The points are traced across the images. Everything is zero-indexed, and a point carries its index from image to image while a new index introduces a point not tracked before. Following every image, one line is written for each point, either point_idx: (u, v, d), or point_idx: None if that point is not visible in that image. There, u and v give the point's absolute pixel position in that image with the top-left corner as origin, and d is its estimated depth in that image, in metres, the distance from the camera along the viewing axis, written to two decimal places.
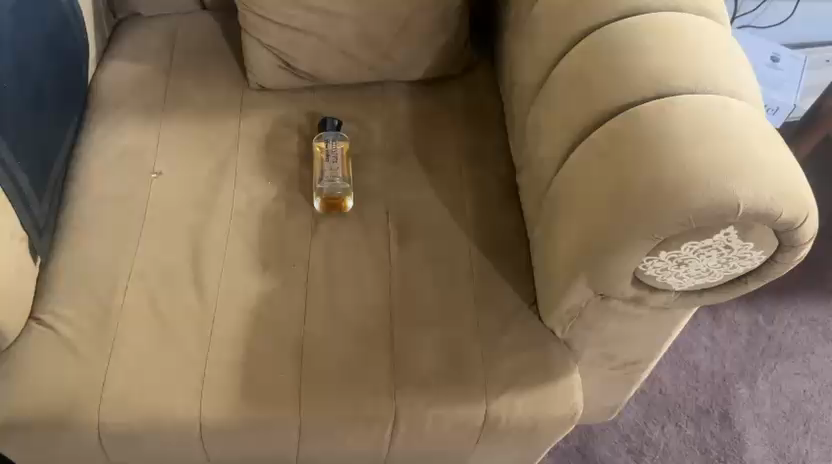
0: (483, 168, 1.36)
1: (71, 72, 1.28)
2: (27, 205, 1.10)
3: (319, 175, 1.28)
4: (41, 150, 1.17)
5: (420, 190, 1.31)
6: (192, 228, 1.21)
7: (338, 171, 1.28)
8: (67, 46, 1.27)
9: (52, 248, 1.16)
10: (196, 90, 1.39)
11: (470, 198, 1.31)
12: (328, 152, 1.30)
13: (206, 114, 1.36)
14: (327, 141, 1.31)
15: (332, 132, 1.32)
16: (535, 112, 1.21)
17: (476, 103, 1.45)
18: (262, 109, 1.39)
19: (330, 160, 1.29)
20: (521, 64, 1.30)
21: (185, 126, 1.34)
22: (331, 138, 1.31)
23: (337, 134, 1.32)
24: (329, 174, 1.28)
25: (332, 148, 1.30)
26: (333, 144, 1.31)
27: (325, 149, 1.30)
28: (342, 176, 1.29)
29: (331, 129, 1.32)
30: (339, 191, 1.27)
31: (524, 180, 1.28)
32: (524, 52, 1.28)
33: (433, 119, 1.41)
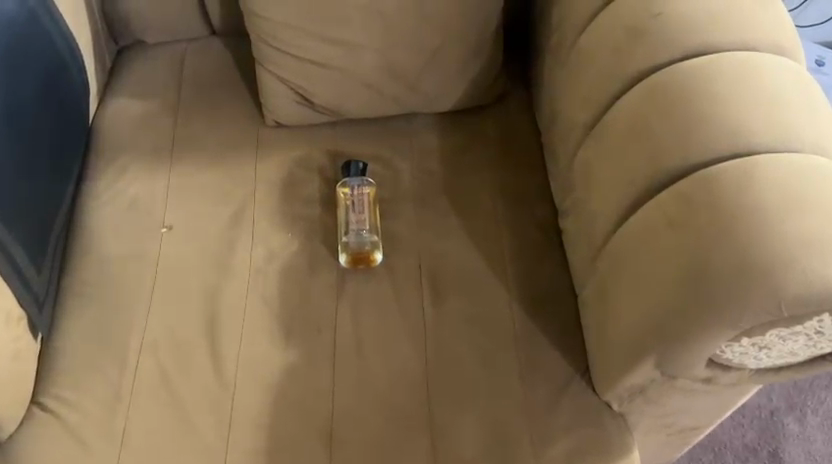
0: (522, 211, 1.23)
1: (71, 118, 1.16)
2: (26, 279, 1.00)
3: (344, 229, 1.16)
4: (40, 213, 1.06)
5: (455, 238, 1.19)
6: (208, 293, 1.10)
7: (364, 222, 1.16)
8: (65, 90, 1.15)
9: (55, 321, 1.06)
10: (208, 130, 1.28)
11: (509, 246, 1.19)
12: (353, 201, 1.18)
13: (220, 156, 1.25)
14: (351, 188, 1.19)
15: (356, 178, 1.20)
16: (584, 158, 1.08)
17: (513, 134, 1.31)
18: (280, 148, 1.27)
19: (354, 211, 1.17)
20: (564, 98, 1.17)
21: (197, 171, 1.23)
22: (356, 184, 1.20)
23: (361, 179, 1.20)
24: (354, 226, 1.16)
25: (358, 196, 1.19)
26: (357, 191, 1.19)
27: (349, 198, 1.19)
28: (369, 227, 1.17)
29: (355, 174, 1.20)
30: (366, 246, 1.15)
31: (569, 228, 1.15)
32: (568, 85, 1.15)
33: (465, 155, 1.29)
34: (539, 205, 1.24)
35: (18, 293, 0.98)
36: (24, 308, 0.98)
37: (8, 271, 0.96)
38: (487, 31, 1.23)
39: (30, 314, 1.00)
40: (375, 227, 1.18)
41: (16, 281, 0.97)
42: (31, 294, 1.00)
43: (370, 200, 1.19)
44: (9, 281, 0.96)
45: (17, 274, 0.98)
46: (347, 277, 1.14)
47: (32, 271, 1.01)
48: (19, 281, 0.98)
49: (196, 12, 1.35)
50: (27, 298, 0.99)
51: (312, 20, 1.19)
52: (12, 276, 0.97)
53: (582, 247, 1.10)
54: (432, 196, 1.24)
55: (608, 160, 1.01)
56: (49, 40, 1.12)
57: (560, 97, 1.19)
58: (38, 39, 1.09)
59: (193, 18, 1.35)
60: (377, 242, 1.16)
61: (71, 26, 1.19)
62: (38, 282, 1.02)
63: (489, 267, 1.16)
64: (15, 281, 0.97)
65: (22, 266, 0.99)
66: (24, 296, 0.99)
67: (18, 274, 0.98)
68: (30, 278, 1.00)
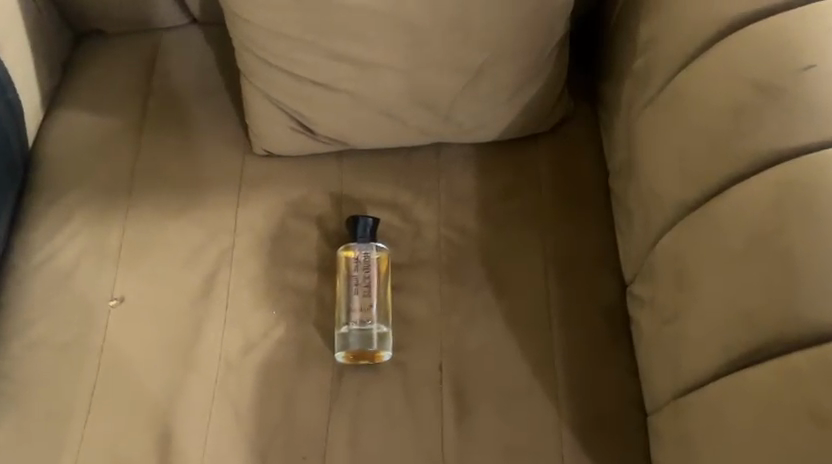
0: (581, 289, 0.93)
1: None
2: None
3: (343, 318, 0.88)
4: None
5: (489, 327, 0.90)
6: (162, 400, 0.85)
7: (371, 313, 0.88)
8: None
9: None
10: (179, 160, 0.99)
11: (559, 343, 0.90)
12: (356, 279, 0.89)
13: (191, 197, 0.96)
14: (355, 260, 0.90)
15: (362, 243, 0.90)
16: (678, 250, 0.78)
17: (572, 174, 0.99)
18: (269, 188, 0.97)
19: (358, 295, 0.88)
20: (651, 148, 0.84)
21: (160, 221, 0.95)
22: (361, 254, 0.90)
23: (369, 245, 0.90)
24: (357, 319, 0.87)
25: (363, 271, 0.89)
26: (363, 265, 0.89)
27: (352, 275, 0.89)
28: (377, 319, 0.88)
29: (362, 237, 0.90)
30: (372, 345, 0.87)
31: (646, 328, 0.86)
32: (660, 134, 0.83)
33: (510, 204, 0.98)
34: (603, 281, 0.94)
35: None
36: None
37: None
38: (549, 46, 0.91)
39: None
40: (384, 314, 0.89)
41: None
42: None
43: (379, 276, 0.90)
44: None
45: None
46: (345, 380, 0.87)
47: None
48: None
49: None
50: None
51: (314, 30, 0.87)
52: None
53: (663, 368, 0.81)
54: (463, 263, 0.94)
55: (718, 271, 0.71)
56: None
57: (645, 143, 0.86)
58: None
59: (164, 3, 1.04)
60: (387, 340, 0.88)
61: None
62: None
63: (532, 375, 0.89)
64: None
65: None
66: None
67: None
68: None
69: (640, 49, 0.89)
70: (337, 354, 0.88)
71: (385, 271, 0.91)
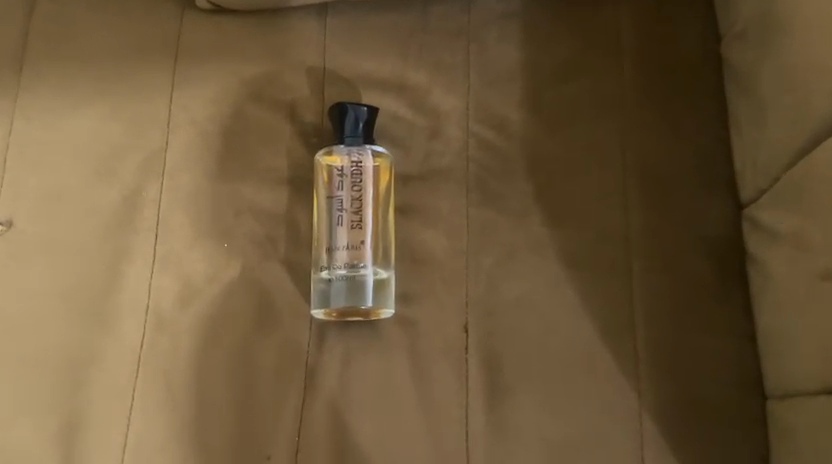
0: (674, 214, 0.64)
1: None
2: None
3: (322, 261, 0.59)
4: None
5: (538, 270, 0.61)
6: (65, 375, 0.59)
7: (363, 253, 0.59)
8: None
9: None
10: (92, 19, 0.68)
11: (641, 294, 0.62)
12: (340, 203, 0.59)
13: (107, 76, 0.66)
14: (338, 173, 0.60)
15: (350, 145, 0.60)
16: None
17: (665, 41, 0.67)
18: (220, 61, 0.66)
19: (343, 225, 0.59)
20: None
21: (63, 111, 0.65)
22: (347, 164, 0.60)
23: (361, 148, 0.60)
24: (344, 261, 0.58)
25: (350, 190, 0.60)
26: (351, 180, 0.60)
27: (333, 197, 0.60)
28: (373, 261, 0.59)
29: (350, 136, 0.60)
30: (367, 301, 0.58)
31: (779, 279, 0.56)
32: None
33: (573, 86, 0.67)
34: (706, 200, 0.64)
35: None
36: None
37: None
38: None
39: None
40: (384, 251, 0.60)
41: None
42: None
43: (376, 196, 0.60)
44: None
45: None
46: (328, 347, 0.60)
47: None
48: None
49: None
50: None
51: None
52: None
53: (807, 344, 0.53)
54: (501, 173, 0.64)
55: None
56: None
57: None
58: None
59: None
60: (389, 292, 0.59)
61: None
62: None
63: (599, 340, 0.61)
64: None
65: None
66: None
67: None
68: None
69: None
70: (315, 309, 0.59)
71: (384, 188, 0.61)
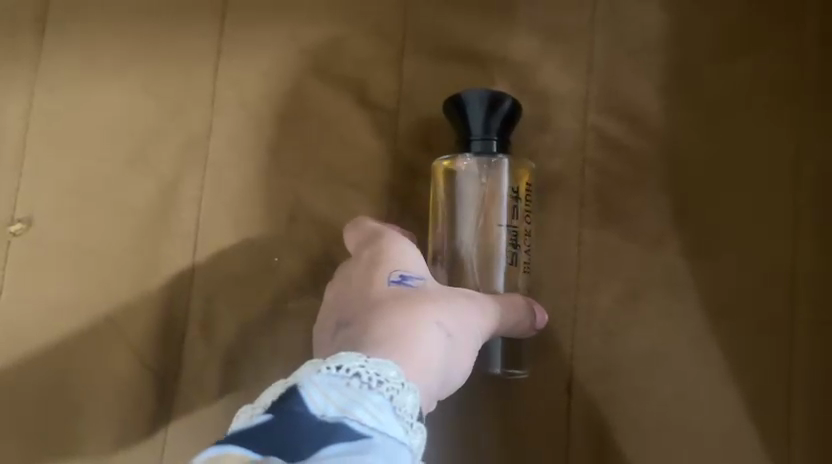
0: None
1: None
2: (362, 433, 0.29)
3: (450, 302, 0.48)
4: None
5: (668, 313, 0.48)
6: (87, 403, 0.51)
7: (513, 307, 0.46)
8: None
9: None
10: None
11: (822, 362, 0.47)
12: (465, 232, 0.48)
13: (141, 39, 0.54)
14: (467, 192, 0.47)
15: (479, 154, 0.46)
16: None
17: None
18: (278, 23, 0.53)
19: (468, 263, 0.48)
20: None
21: (91, 81, 0.54)
22: (479, 179, 0.47)
23: (494, 159, 0.46)
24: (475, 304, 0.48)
25: (478, 218, 0.47)
26: (487, 202, 0.47)
27: (461, 224, 0.48)
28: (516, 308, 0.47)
29: (480, 139, 0.45)
30: (494, 365, 0.48)
31: None
32: None
33: (743, 69, 0.50)
34: None
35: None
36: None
37: (266, 435, 0.28)
38: None
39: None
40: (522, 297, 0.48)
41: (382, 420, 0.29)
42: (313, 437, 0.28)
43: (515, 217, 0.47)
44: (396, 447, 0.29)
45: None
46: None
47: (403, 397, 0.31)
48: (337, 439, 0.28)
49: None
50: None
51: None
52: (373, 437, 0.29)
53: None
54: (628, 181, 0.49)
55: None
56: None
57: None
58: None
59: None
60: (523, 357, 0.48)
61: None
62: (370, 362, 0.32)
63: (743, 408, 0.47)
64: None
65: (356, 417, 0.29)
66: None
67: (297, 388, 0.30)
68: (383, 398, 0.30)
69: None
70: None
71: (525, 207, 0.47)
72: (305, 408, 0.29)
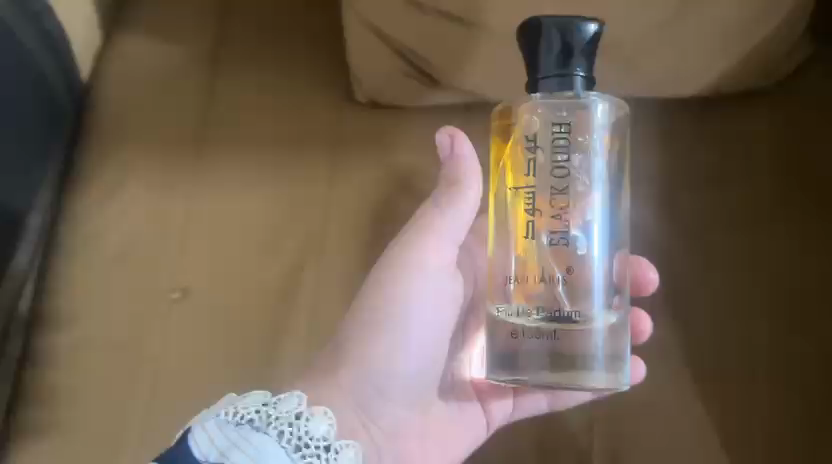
0: (807, 325, 0.66)
1: (1, 71, 0.68)
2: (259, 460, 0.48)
3: (516, 363, 0.52)
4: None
5: (659, 367, 0.67)
6: None
7: (600, 326, 0.52)
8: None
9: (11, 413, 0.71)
10: (265, 112, 0.76)
11: (766, 409, 0.65)
12: (559, 159, 0.51)
13: (276, 164, 0.75)
14: (540, 102, 0.51)
15: (550, 89, 0.49)
16: None
17: (805, 155, 0.71)
18: (375, 154, 0.74)
19: (557, 178, 0.51)
20: None
21: (237, 193, 0.75)
22: (581, 80, 0.49)
23: (566, 93, 0.50)
24: (555, 342, 0.51)
25: (551, 152, 0.51)
26: (583, 121, 0.51)
27: (541, 148, 0.51)
28: (616, 308, 0.53)
29: (550, 76, 0.49)
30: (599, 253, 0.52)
31: None
32: None
33: (704, 197, 0.71)
34: None
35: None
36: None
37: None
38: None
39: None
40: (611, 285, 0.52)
41: (263, 445, 0.49)
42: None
43: (612, 191, 0.53)
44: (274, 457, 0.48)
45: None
46: None
47: (307, 426, 0.51)
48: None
49: None
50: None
51: None
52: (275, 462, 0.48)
53: None
54: None
55: None
56: None
57: None
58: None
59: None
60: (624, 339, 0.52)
61: None
62: (264, 407, 0.50)
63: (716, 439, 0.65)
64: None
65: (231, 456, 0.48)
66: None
67: (188, 434, 0.49)
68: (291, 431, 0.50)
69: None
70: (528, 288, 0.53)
71: (624, 181, 0.54)
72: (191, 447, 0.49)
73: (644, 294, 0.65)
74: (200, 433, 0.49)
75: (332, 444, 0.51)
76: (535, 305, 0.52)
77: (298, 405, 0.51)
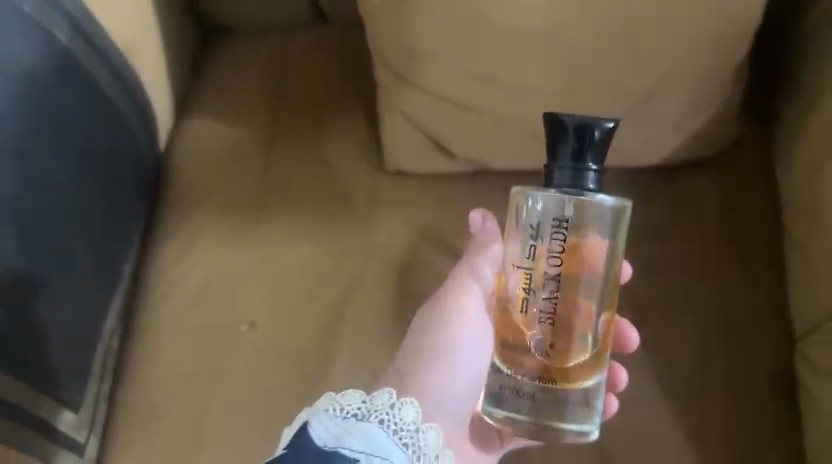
0: (745, 342, 0.85)
1: (111, 150, 0.85)
2: (369, 440, 0.66)
3: (510, 405, 0.69)
4: (3, 347, 0.70)
5: (634, 379, 0.85)
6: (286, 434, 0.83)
7: (577, 388, 0.68)
8: (92, 106, 0.81)
9: (108, 429, 0.85)
10: (313, 176, 0.94)
11: (718, 416, 0.82)
12: (542, 235, 0.66)
13: (323, 218, 0.92)
14: (538, 191, 0.64)
15: (564, 179, 0.63)
16: None
17: (739, 210, 0.91)
18: (404, 211, 0.92)
19: (546, 244, 0.66)
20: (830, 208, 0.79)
21: (291, 241, 0.91)
22: (592, 175, 0.62)
23: (575, 182, 0.62)
24: (538, 396, 0.68)
25: (546, 225, 0.66)
26: (578, 211, 0.64)
27: (533, 223, 0.66)
28: (588, 361, 0.68)
29: (564, 168, 0.62)
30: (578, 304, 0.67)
31: (816, 394, 0.79)
32: None
33: (663, 245, 0.91)
34: (770, 336, 0.86)
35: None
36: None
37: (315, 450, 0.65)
38: (720, 80, 0.84)
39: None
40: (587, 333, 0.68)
41: (370, 430, 0.67)
42: (317, 456, 0.65)
43: (598, 273, 0.67)
44: (379, 438, 0.66)
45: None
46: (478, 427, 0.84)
47: (402, 412, 0.69)
48: (361, 447, 0.65)
49: None
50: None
51: (473, 59, 0.82)
52: (374, 446, 0.66)
53: None
54: None
55: None
56: (95, 92, 0.82)
57: None
58: (50, 72, 0.75)
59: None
60: (596, 400, 0.69)
61: (127, 52, 0.87)
62: (363, 402, 0.69)
63: (682, 434, 0.82)
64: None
65: (343, 444, 0.65)
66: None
67: (308, 421, 0.67)
68: (387, 420, 0.68)
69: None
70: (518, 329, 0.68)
71: (614, 262, 0.67)
72: (311, 433, 0.66)
73: (627, 349, 0.81)
74: (319, 425, 0.67)
75: (418, 427, 0.69)
76: (529, 360, 0.68)
77: (391, 400, 0.69)
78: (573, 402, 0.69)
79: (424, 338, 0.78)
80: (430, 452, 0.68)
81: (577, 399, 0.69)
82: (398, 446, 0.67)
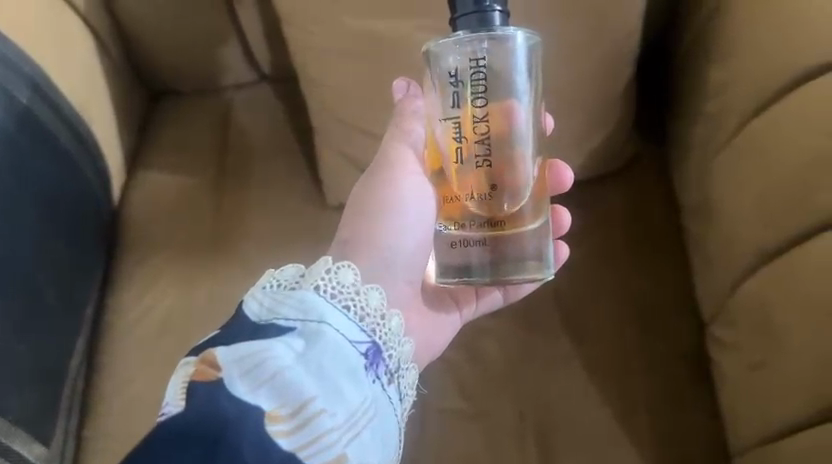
0: (659, 329, 0.95)
1: (73, 201, 0.92)
2: (305, 307, 0.61)
3: (466, 269, 0.69)
4: None
5: (565, 373, 0.93)
6: None
7: (528, 231, 0.68)
8: (57, 159, 0.90)
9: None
10: (259, 215, 1.02)
11: (641, 397, 0.91)
12: (463, 78, 0.65)
13: (270, 252, 0.99)
14: (450, 39, 0.64)
15: (472, 28, 0.62)
16: (753, 295, 0.83)
17: (642, 215, 1.03)
18: None
19: (469, 91, 0.65)
20: (714, 202, 0.91)
21: (241, 276, 0.98)
22: (498, 16, 0.62)
23: (484, 30, 0.62)
24: (489, 244, 0.68)
25: (465, 67, 0.64)
26: (493, 50, 0.64)
27: (452, 70, 0.65)
28: (532, 202, 0.69)
29: (470, 15, 0.62)
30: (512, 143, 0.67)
31: (722, 366, 0.88)
32: (723, 189, 0.89)
33: (580, 252, 1.01)
34: (681, 322, 0.96)
35: (327, 389, 0.57)
36: (363, 390, 0.59)
37: (248, 331, 0.60)
38: (610, 104, 0.97)
39: (314, 428, 0.54)
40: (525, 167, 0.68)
41: (307, 296, 0.62)
42: (251, 331, 0.60)
43: (524, 112, 0.67)
44: (314, 302, 0.62)
45: (342, 351, 0.60)
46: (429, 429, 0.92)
47: (341, 275, 0.65)
48: (298, 316, 0.61)
49: (237, 58, 1.08)
50: (202, 405, 0.53)
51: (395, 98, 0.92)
52: (311, 319, 0.61)
53: (747, 408, 0.83)
54: (534, 309, 0.98)
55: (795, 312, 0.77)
56: (55, 148, 0.90)
57: (713, 196, 0.91)
58: (16, 129, 0.85)
59: (230, 47, 1.06)
60: (546, 239, 0.69)
61: (83, 113, 0.95)
62: (298, 276, 0.65)
63: (611, 416, 0.90)
64: (247, 354, 0.57)
65: (282, 316, 0.61)
66: (210, 399, 0.53)
67: (243, 303, 0.63)
68: (324, 286, 0.64)
69: (714, 58, 0.93)
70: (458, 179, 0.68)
71: (534, 97, 0.68)
72: (246, 315, 0.62)
73: (562, 186, 0.86)
74: (253, 301, 0.63)
75: (358, 289, 0.65)
76: (470, 216, 0.68)
77: (326, 266, 0.65)
78: (524, 251, 0.68)
79: (367, 204, 0.73)
80: (374, 313, 0.65)
81: (529, 242, 0.68)
82: (340, 313, 0.62)
